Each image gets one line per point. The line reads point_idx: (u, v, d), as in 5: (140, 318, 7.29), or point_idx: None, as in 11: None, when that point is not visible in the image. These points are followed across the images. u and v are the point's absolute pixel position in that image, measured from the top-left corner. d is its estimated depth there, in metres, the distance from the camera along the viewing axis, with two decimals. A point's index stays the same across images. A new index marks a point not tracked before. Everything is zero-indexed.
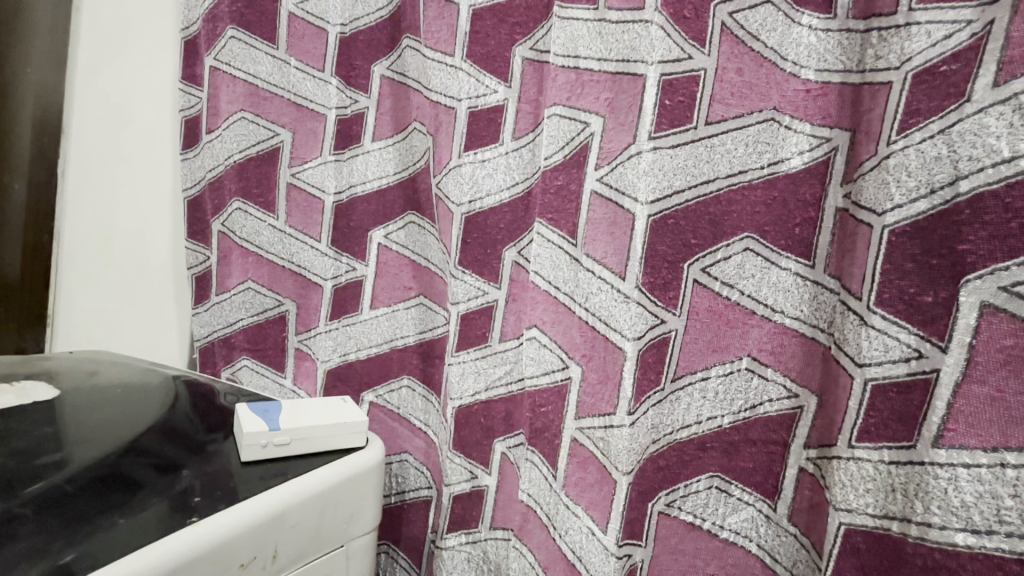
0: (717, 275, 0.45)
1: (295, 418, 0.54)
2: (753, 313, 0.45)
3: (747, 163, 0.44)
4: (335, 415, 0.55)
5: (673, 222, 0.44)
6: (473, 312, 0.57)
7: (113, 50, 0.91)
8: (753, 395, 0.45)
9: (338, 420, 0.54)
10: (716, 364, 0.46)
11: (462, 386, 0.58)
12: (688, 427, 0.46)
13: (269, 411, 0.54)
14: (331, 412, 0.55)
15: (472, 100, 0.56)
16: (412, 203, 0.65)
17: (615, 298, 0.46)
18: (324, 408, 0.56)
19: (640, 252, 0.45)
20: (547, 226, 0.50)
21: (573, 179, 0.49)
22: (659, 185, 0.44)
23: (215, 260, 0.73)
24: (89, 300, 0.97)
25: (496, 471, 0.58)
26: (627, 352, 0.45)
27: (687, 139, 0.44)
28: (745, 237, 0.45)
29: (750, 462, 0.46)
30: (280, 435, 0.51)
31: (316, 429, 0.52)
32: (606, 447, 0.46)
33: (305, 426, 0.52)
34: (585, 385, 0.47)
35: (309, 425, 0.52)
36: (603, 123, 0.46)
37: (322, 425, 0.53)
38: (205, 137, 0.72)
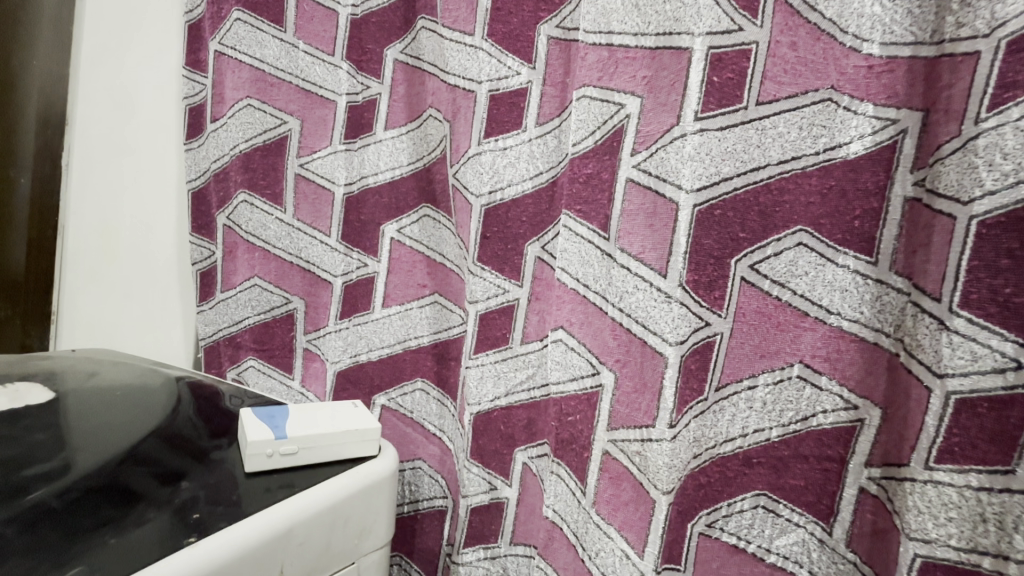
0: (766, 273, 0.41)
1: (303, 425, 0.50)
2: (806, 315, 0.40)
3: (801, 148, 0.39)
4: (345, 422, 0.51)
5: (720, 213, 0.40)
6: (493, 312, 0.53)
7: (116, 40, 0.88)
8: (805, 405, 0.41)
9: (349, 427, 0.50)
10: (764, 370, 0.42)
11: (481, 391, 0.53)
12: (732, 440, 0.42)
13: (275, 418, 0.51)
14: (341, 418, 0.52)
15: (493, 82, 0.52)
16: (427, 195, 0.61)
17: (655, 298, 0.41)
18: (333, 415, 0.53)
19: (683, 247, 0.40)
20: (575, 218, 0.45)
21: (605, 166, 0.44)
22: (705, 172, 0.40)
23: (220, 256, 0.70)
24: (93, 297, 0.95)
25: (517, 483, 0.54)
26: (669, 359, 0.41)
27: (737, 121, 0.39)
28: (797, 231, 0.40)
29: (802, 480, 0.42)
30: (287, 444, 0.47)
31: (325, 438, 0.49)
32: (643, 462, 0.41)
33: (313, 434, 0.48)
34: (618, 393, 0.43)
35: (318, 433, 0.48)
36: (640, 105, 0.42)
37: (332, 433, 0.49)
38: (210, 126, 0.68)
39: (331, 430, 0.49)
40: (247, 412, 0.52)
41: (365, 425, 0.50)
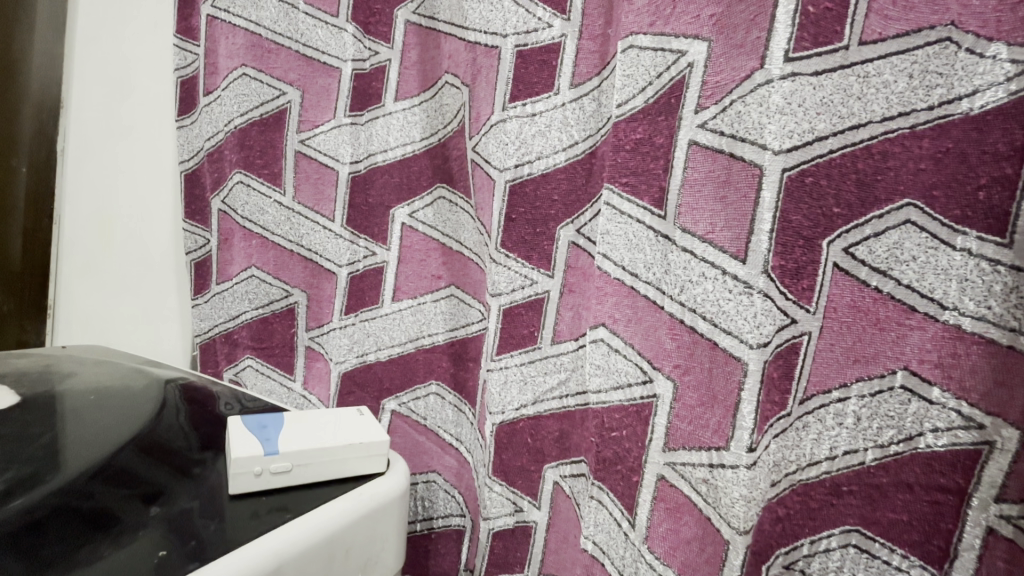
0: (864, 258, 0.33)
1: (300, 437, 0.43)
2: (913, 311, 0.32)
3: (911, 101, 0.31)
4: (349, 433, 0.44)
5: (812, 181, 0.32)
6: (518, 306, 0.46)
7: (112, 17, 0.82)
8: (910, 423, 0.33)
9: (352, 440, 0.43)
10: (859, 379, 0.34)
11: (505, 398, 0.46)
12: (817, 465, 0.35)
13: (267, 428, 0.44)
14: (344, 429, 0.45)
15: (521, 36, 0.45)
16: (442, 174, 0.54)
17: (729, 289, 0.33)
18: (337, 424, 0.46)
19: (766, 224, 0.32)
20: (620, 193, 0.37)
21: (658, 129, 0.36)
22: (796, 129, 0.32)
23: (214, 244, 0.64)
24: (89, 289, 0.89)
25: (547, 505, 0.46)
26: (749, 366, 0.33)
27: (835, 64, 0.31)
28: (904, 205, 0.32)
29: (905, 515, 0.34)
30: (280, 460, 0.40)
31: (324, 452, 0.42)
32: (712, 494, 0.34)
33: (310, 448, 0.41)
34: (678, 407, 0.35)
35: (316, 447, 0.41)
36: (709, 50, 0.34)
37: (332, 446, 0.42)
38: (203, 99, 0.62)
39: (331, 444, 0.42)
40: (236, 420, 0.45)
41: (371, 437, 0.43)
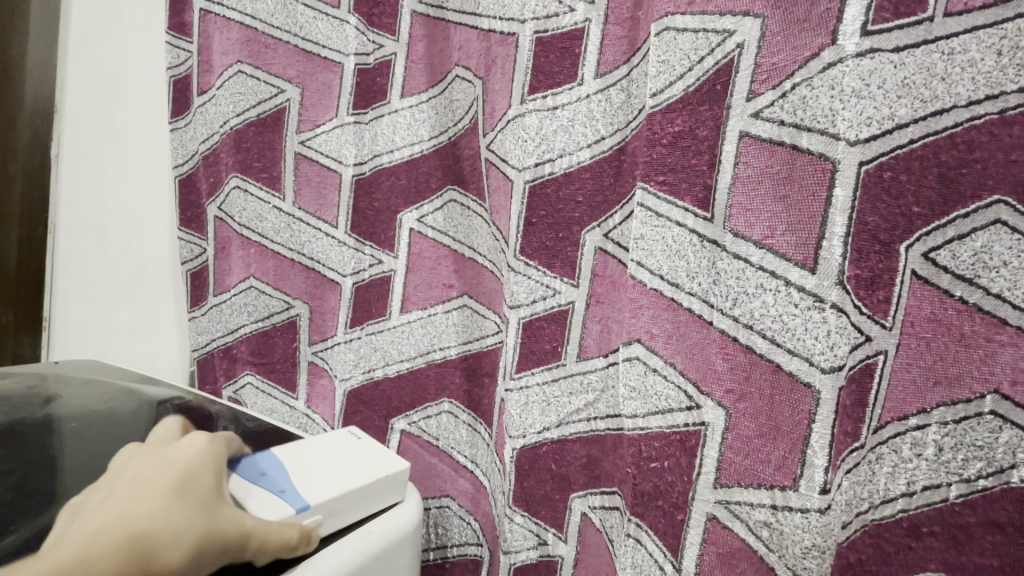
0: (947, 265, 0.28)
1: (319, 479, 0.37)
2: (1004, 325, 0.28)
3: (1000, 82, 0.27)
4: (369, 467, 0.39)
5: (891, 176, 0.28)
6: (540, 319, 0.42)
7: (105, 15, 0.78)
8: (1002, 455, 0.28)
9: (378, 476, 0.38)
10: (940, 404, 0.29)
11: (526, 420, 0.42)
12: (892, 503, 0.30)
13: (273, 477, 0.37)
14: (357, 461, 0.40)
15: (541, 21, 0.41)
16: (453, 176, 0.50)
17: (793, 303, 0.29)
18: (347, 456, 0.40)
19: (839, 228, 0.28)
20: (656, 193, 0.33)
21: (700, 120, 0.32)
22: (874, 115, 0.27)
23: (212, 253, 0.60)
24: (85, 300, 0.86)
25: (575, 539, 0.42)
26: (821, 395, 0.28)
27: (918, 39, 0.27)
28: (993, 202, 0.28)
29: (995, 559, 0.29)
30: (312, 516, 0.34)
31: (353, 496, 0.37)
32: (773, 537, 0.30)
33: (342, 494, 0.36)
34: (731, 438, 0.31)
35: (347, 491, 0.36)
36: (762, 27, 0.29)
37: (362, 486, 0.37)
38: (197, 100, 0.58)
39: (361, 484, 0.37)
40: (306, 520, 0.34)
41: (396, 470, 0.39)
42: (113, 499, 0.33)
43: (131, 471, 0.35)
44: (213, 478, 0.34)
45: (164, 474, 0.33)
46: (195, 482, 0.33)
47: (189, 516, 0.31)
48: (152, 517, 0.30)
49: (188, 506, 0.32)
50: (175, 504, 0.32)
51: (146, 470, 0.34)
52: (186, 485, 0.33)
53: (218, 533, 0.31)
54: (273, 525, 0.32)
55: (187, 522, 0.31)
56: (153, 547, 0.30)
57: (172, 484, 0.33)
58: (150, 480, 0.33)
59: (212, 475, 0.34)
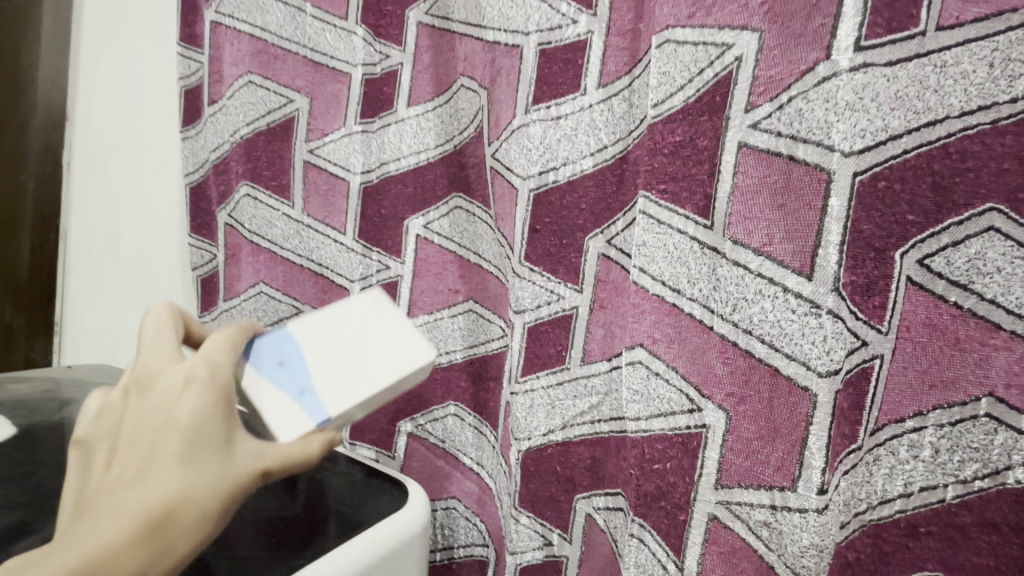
0: (941, 271, 0.29)
1: (336, 380, 0.34)
2: (998, 330, 0.29)
3: (991, 93, 0.27)
4: (389, 358, 0.35)
5: (885, 186, 0.29)
6: (544, 323, 0.43)
7: (115, 25, 0.79)
8: (997, 456, 0.29)
9: (399, 372, 0.34)
10: (936, 407, 0.30)
11: (532, 423, 0.43)
12: (890, 503, 0.31)
13: (288, 373, 0.34)
14: (376, 345, 0.36)
15: (544, 33, 0.42)
16: (458, 183, 0.51)
17: (791, 309, 0.29)
18: (365, 337, 0.36)
19: (834, 236, 0.29)
20: (657, 201, 0.34)
21: (700, 131, 0.33)
22: (868, 127, 0.28)
23: (222, 259, 0.61)
24: (95, 305, 0.87)
25: (580, 539, 0.43)
26: (818, 397, 0.29)
27: (910, 53, 0.27)
28: (987, 210, 0.28)
29: (990, 558, 0.30)
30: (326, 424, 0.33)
31: (374, 396, 0.34)
32: (773, 537, 0.30)
33: (360, 399, 0.33)
34: (731, 440, 0.32)
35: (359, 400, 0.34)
36: (759, 41, 0.30)
37: (382, 387, 0.34)
38: (207, 109, 0.60)
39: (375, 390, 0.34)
40: (327, 430, 0.33)
41: (418, 364, 0.35)
42: (119, 455, 0.29)
43: (128, 411, 0.30)
44: (226, 421, 0.30)
45: (166, 424, 0.29)
46: (205, 431, 0.29)
47: (211, 478, 0.28)
48: (172, 484, 0.27)
49: (206, 467, 0.28)
50: (189, 465, 0.28)
51: (145, 413, 0.29)
52: (195, 444, 0.28)
53: (246, 485, 0.29)
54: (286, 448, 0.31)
55: (211, 485, 0.28)
56: (184, 512, 0.27)
57: (179, 441, 0.28)
58: (156, 431, 0.29)
59: (223, 417, 0.30)
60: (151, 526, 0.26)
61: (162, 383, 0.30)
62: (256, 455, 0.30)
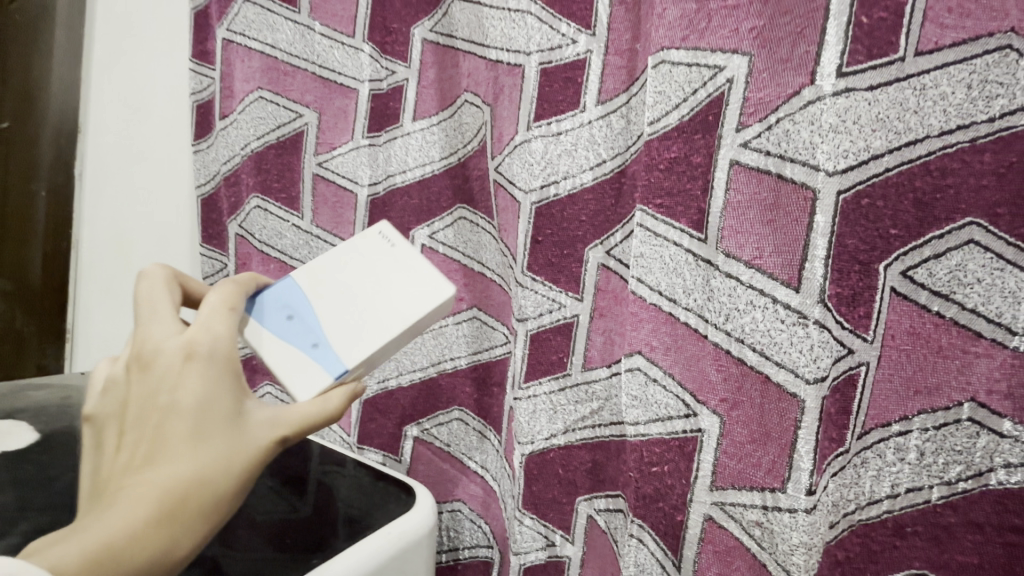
0: (924, 282, 0.31)
1: (352, 331, 0.36)
2: (979, 338, 0.30)
3: (970, 113, 0.29)
4: (401, 302, 0.37)
5: (868, 203, 0.30)
6: (547, 331, 0.44)
7: (126, 39, 0.81)
8: (979, 458, 0.31)
9: (412, 315, 0.36)
10: (921, 411, 0.32)
11: (534, 427, 0.44)
12: (878, 504, 0.32)
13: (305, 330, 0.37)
14: (387, 293, 0.37)
15: (545, 53, 0.43)
16: (462, 195, 0.53)
17: (781, 319, 0.31)
18: (375, 284, 0.38)
19: (821, 250, 0.30)
20: (654, 215, 0.35)
21: (694, 148, 0.34)
22: (851, 148, 0.29)
23: (233, 268, 0.63)
24: (106, 312, 0.89)
25: (582, 540, 0.44)
26: (806, 403, 0.31)
27: (890, 77, 0.29)
28: (966, 224, 0.30)
29: (975, 557, 0.31)
30: (355, 370, 0.36)
31: (391, 341, 0.36)
32: (765, 536, 0.32)
33: (376, 346, 0.36)
34: (725, 443, 0.33)
35: (383, 343, 0.36)
36: (749, 65, 0.32)
37: (397, 331, 0.36)
38: (219, 124, 0.62)
39: (399, 328, 0.36)
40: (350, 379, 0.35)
41: (430, 304, 0.37)
42: (130, 433, 0.30)
43: (131, 388, 0.31)
44: (234, 394, 0.31)
45: (172, 403, 0.29)
46: (212, 406, 0.30)
47: (228, 449, 0.29)
48: (188, 460, 0.28)
49: (220, 439, 0.29)
50: (203, 441, 0.29)
51: (150, 394, 0.30)
52: (205, 420, 0.29)
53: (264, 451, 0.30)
54: (306, 408, 0.33)
55: (228, 454, 0.29)
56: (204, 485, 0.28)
57: (189, 419, 0.29)
58: (162, 411, 0.29)
59: (230, 390, 0.31)
60: (173, 500, 0.27)
61: (162, 362, 0.30)
62: (269, 422, 0.31)
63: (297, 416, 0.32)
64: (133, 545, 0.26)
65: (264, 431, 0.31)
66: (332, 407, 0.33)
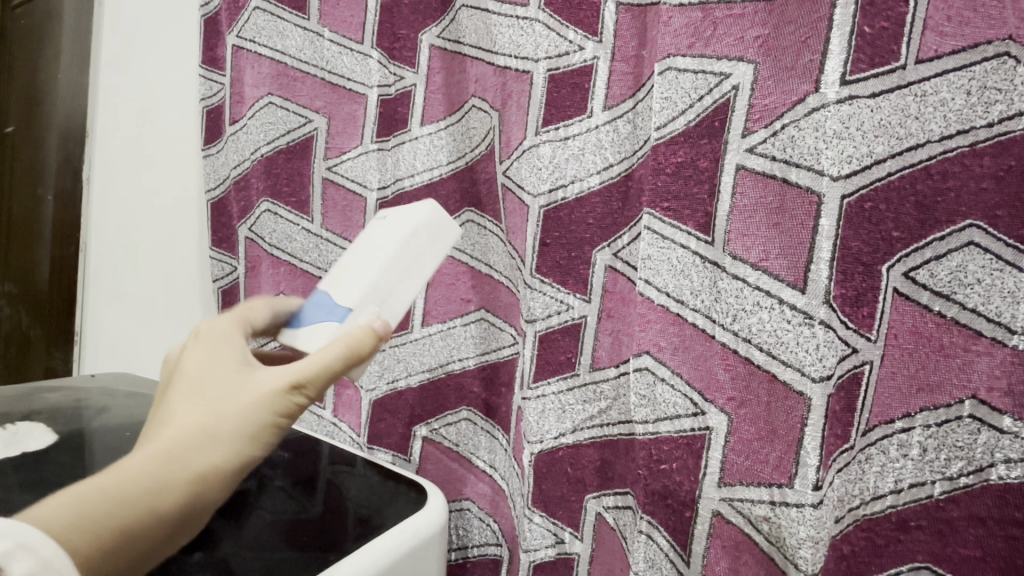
0: (925, 283, 0.32)
1: (344, 279, 0.37)
2: (980, 337, 0.31)
3: (970, 118, 0.30)
4: (383, 235, 0.37)
5: (871, 207, 0.31)
6: (555, 332, 0.45)
7: (135, 44, 0.82)
8: (981, 454, 0.31)
9: (394, 240, 0.36)
10: (923, 409, 0.32)
11: (544, 427, 0.45)
12: (882, 499, 0.33)
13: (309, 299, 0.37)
14: (369, 238, 0.38)
15: (553, 60, 0.44)
16: (470, 198, 0.54)
17: (787, 319, 0.32)
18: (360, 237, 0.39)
19: (825, 252, 0.31)
20: (661, 218, 0.36)
21: (701, 153, 0.35)
22: (854, 153, 0.30)
23: (243, 271, 0.64)
24: (113, 315, 0.90)
25: (590, 538, 0.45)
26: (812, 401, 0.31)
27: (892, 85, 0.30)
28: (966, 226, 0.31)
29: (977, 550, 0.32)
30: (363, 311, 0.35)
31: (383, 270, 0.36)
32: (773, 530, 0.33)
33: (370, 279, 0.35)
34: (733, 440, 0.34)
35: (378, 275, 0.35)
36: (754, 72, 0.33)
37: (385, 259, 0.36)
38: (228, 129, 0.62)
39: (386, 256, 0.36)
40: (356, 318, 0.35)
41: (409, 226, 0.36)
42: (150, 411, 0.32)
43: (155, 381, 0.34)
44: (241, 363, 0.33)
45: (187, 374, 0.32)
46: (222, 372, 0.32)
47: (236, 404, 0.31)
48: (192, 415, 0.30)
49: (231, 393, 0.31)
50: (209, 398, 0.31)
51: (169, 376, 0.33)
52: (217, 384, 0.32)
53: (267, 400, 0.31)
54: (320, 352, 0.32)
55: (234, 409, 0.31)
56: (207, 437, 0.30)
57: (200, 384, 0.32)
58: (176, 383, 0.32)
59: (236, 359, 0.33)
60: (177, 452, 0.29)
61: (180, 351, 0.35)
62: (276, 375, 0.32)
63: (308, 362, 0.32)
64: (126, 490, 0.27)
65: (271, 383, 0.31)
66: (350, 341, 0.32)
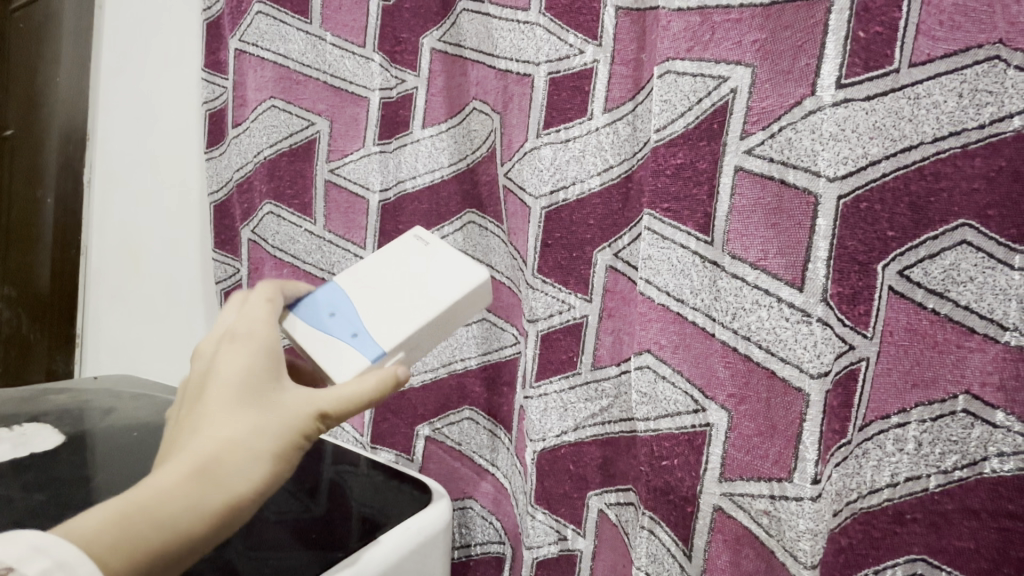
0: (919, 280, 0.32)
1: (385, 316, 0.37)
2: (972, 333, 0.32)
3: (961, 120, 0.31)
4: (436, 283, 0.38)
5: (867, 206, 0.32)
6: (557, 331, 0.46)
7: (136, 47, 0.82)
8: (974, 448, 0.32)
9: (445, 296, 0.37)
10: (918, 404, 0.33)
11: (546, 425, 0.46)
12: (878, 492, 0.34)
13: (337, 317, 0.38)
14: (421, 278, 0.39)
15: (554, 63, 0.45)
16: (471, 200, 0.54)
17: (784, 317, 0.33)
18: (410, 269, 0.39)
19: (822, 252, 0.32)
20: (661, 219, 0.37)
21: (700, 155, 0.36)
22: (850, 155, 0.31)
23: (246, 273, 0.64)
24: (114, 318, 0.90)
25: (593, 534, 0.46)
26: (810, 396, 0.32)
27: (886, 88, 0.31)
28: (959, 226, 0.31)
29: (971, 542, 0.33)
30: (393, 356, 0.36)
31: (426, 324, 0.37)
32: (773, 524, 0.33)
33: (413, 329, 0.36)
34: (733, 437, 0.35)
35: (419, 325, 0.37)
36: (752, 75, 0.34)
37: (432, 316, 0.37)
38: (231, 131, 0.63)
39: (435, 312, 0.37)
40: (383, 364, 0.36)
41: (463, 288, 0.38)
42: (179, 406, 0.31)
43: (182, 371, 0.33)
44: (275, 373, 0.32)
45: (216, 382, 0.31)
46: (252, 382, 0.31)
47: (265, 419, 0.30)
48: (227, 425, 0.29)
49: (266, 408, 0.31)
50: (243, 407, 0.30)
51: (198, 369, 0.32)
52: (248, 394, 0.31)
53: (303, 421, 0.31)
54: (354, 386, 0.33)
55: (267, 425, 0.30)
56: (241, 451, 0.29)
57: (236, 392, 0.30)
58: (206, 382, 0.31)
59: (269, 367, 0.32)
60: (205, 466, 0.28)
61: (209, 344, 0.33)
62: (308, 399, 0.32)
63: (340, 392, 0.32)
64: (159, 511, 0.26)
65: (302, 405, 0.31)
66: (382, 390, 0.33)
